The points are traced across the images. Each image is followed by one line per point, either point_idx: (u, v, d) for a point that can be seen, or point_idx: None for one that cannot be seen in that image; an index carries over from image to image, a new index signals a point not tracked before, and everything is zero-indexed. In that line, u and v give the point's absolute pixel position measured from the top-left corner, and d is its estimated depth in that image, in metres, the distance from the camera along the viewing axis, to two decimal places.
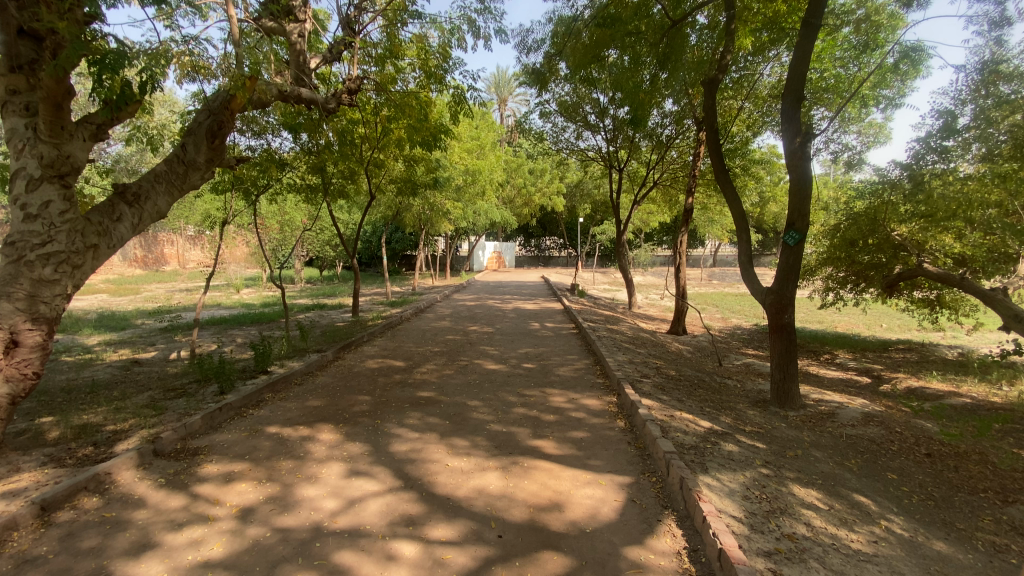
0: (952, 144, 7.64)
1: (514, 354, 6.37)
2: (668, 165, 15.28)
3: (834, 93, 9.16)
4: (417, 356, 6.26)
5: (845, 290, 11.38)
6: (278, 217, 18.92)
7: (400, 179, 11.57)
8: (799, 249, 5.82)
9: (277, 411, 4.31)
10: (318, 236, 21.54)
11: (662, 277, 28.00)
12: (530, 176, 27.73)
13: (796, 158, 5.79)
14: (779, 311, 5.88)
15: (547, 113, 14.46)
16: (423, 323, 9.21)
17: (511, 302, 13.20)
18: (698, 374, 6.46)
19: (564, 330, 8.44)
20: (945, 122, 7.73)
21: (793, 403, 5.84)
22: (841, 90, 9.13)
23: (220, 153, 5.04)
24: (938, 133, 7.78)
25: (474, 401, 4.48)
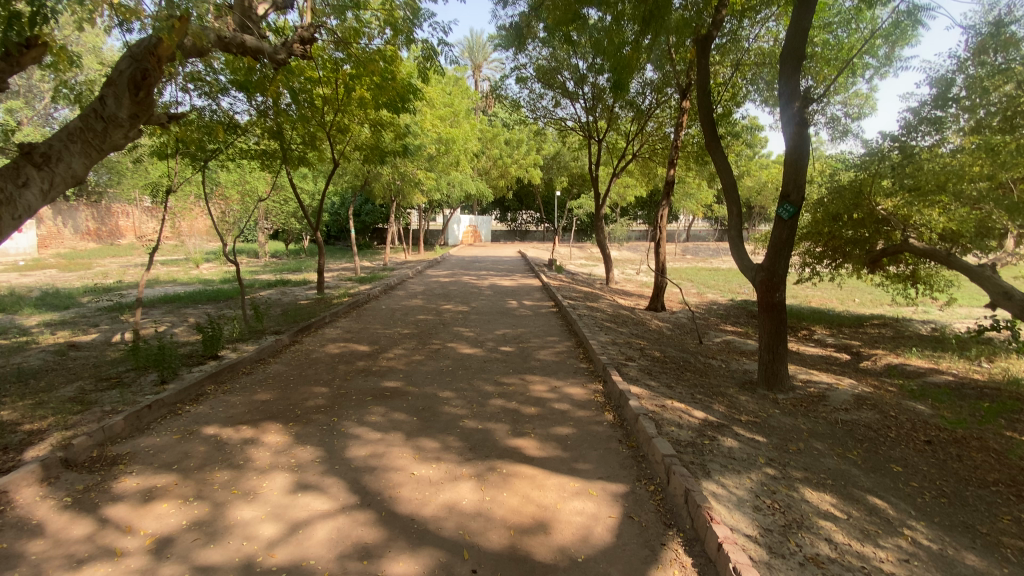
0: (946, 114, 7.51)
1: (491, 336, 5.91)
2: (648, 136, 14.82)
3: (820, 62, 8.83)
4: (384, 340, 5.73)
5: (822, 265, 11.24)
6: (239, 188, 17.79)
7: (367, 146, 10.78)
8: (793, 223, 5.46)
9: (218, 408, 3.75)
10: (283, 207, 20.46)
11: (638, 252, 27.84)
12: (506, 146, 26.90)
13: (795, 125, 5.39)
14: (770, 289, 5.54)
15: (523, 79, 13.74)
16: (393, 301, 8.65)
17: (487, 278, 12.71)
18: (684, 355, 6.10)
19: (543, 308, 8.02)
20: (940, 91, 7.47)
21: (782, 385, 5.56)
22: (828, 58, 8.79)
23: (150, 109, 4.26)
24: (932, 103, 7.56)
25: (446, 392, 4.02)
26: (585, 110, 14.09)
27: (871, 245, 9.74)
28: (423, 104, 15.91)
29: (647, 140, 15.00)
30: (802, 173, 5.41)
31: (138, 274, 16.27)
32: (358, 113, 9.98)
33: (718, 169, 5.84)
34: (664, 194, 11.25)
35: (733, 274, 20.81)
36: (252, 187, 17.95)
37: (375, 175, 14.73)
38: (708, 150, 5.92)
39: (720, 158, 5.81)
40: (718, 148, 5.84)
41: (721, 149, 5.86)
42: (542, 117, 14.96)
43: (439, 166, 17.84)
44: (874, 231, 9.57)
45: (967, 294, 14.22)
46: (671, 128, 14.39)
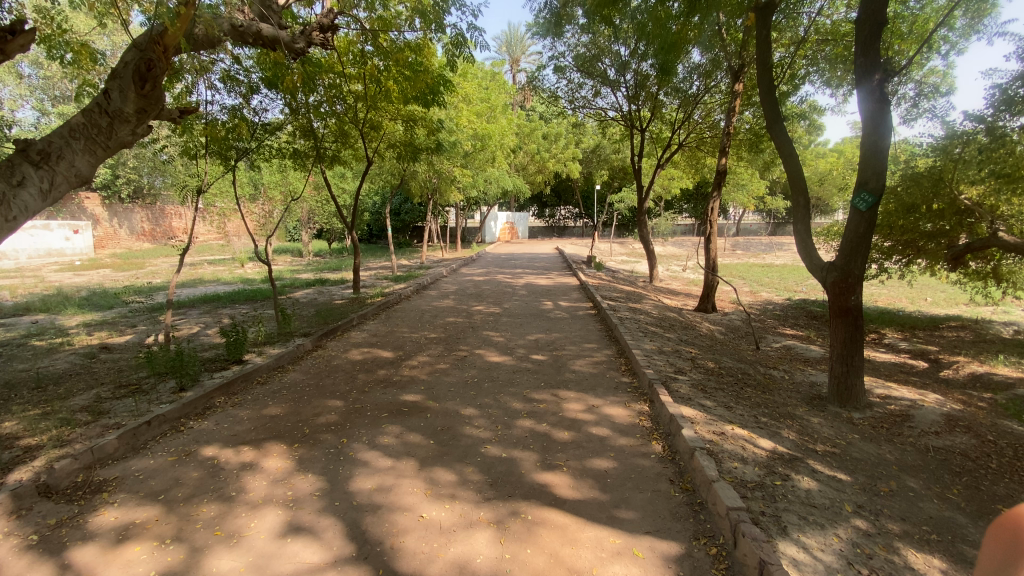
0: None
1: (524, 342, 5.45)
2: (694, 126, 13.99)
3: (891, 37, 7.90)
4: (409, 345, 5.37)
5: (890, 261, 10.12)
6: (280, 188, 18.03)
7: (400, 142, 10.52)
8: (872, 215, 4.76)
9: (223, 425, 3.46)
10: (324, 206, 20.70)
11: (683, 247, 26.72)
12: (544, 141, 26.35)
13: (875, 101, 4.69)
14: (843, 292, 4.84)
15: (561, 68, 13.18)
16: (424, 301, 8.32)
17: (523, 276, 12.25)
18: (740, 365, 5.45)
19: (581, 310, 7.50)
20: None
21: (857, 401, 4.86)
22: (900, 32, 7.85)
23: (159, 104, 4.07)
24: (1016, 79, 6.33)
25: (469, 410, 3.59)
26: (626, 99, 13.40)
27: (953, 238, 8.68)
28: (458, 99, 15.58)
29: (693, 129, 14.13)
30: (883, 156, 4.70)
31: (185, 274, 16.74)
32: (390, 109, 9.72)
33: (782, 154, 5.18)
34: (714, 184, 10.42)
35: (787, 271, 19.51)
36: (293, 186, 18.14)
37: (411, 172, 14.51)
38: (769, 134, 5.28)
39: (784, 142, 5.14)
40: (781, 131, 5.18)
41: (785, 132, 5.19)
42: (581, 109, 14.33)
43: (475, 161, 17.48)
44: (955, 223, 8.54)
45: None
46: (720, 116, 13.49)
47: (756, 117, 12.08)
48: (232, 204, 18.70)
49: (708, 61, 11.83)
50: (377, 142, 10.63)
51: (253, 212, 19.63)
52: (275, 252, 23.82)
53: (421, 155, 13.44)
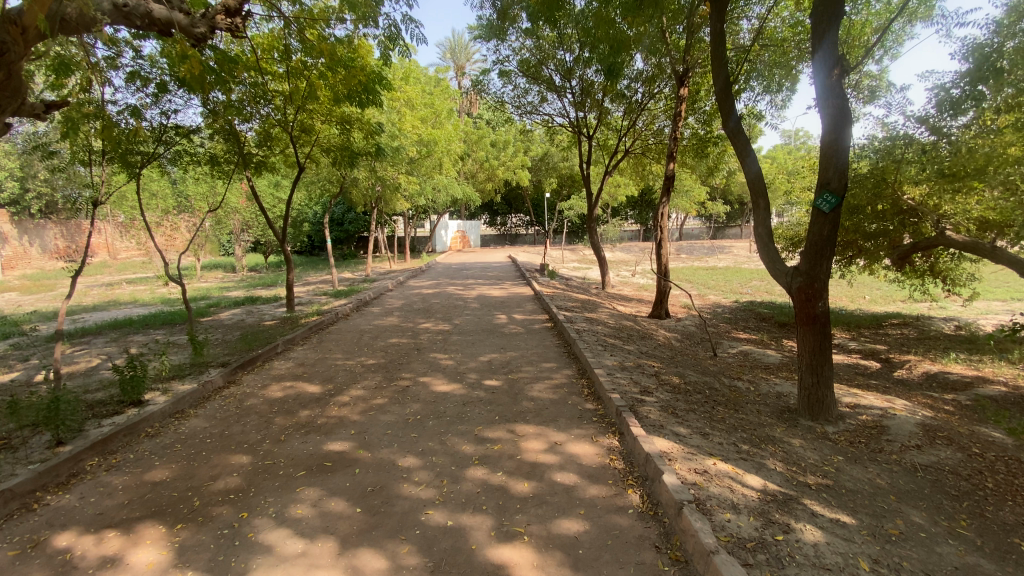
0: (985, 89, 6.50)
1: (474, 365, 4.86)
2: (640, 133, 13.97)
3: None
4: (341, 375, 4.67)
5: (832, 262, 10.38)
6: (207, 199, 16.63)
7: (336, 147, 9.71)
8: (834, 217, 4.52)
9: (90, 499, 2.64)
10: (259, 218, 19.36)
11: (632, 252, 27.00)
12: (492, 148, 25.97)
13: (834, 97, 4.49)
14: (809, 299, 4.56)
15: (507, 73, 12.80)
16: (364, 320, 7.57)
17: (474, 287, 11.68)
18: (706, 378, 5.09)
19: (536, 323, 7.01)
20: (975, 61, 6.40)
21: (827, 413, 4.60)
22: None
23: (19, 96, 3.27)
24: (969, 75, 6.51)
25: (408, 460, 2.97)
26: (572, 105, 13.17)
27: (896, 238, 8.86)
28: (400, 104, 14.87)
29: (640, 137, 14.08)
30: (844, 154, 4.50)
31: (98, 295, 15.03)
32: (323, 110, 8.95)
33: (740, 156, 4.93)
34: (665, 189, 10.25)
35: (732, 273, 19.95)
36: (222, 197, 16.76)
37: (351, 180, 13.68)
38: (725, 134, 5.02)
39: (742, 143, 4.90)
40: (739, 131, 4.92)
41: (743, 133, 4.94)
42: (527, 116, 14.00)
43: (420, 169, 16.78)
44: (898, 224, 8.72)
45: (985, 288, 13.39)
46: (666, 124, 13.52)
47: (701, 123, 12.10)
48: (153, 217, 17.07)
49: (650, 68, 11.81)
50: (310, 147, 9.81)
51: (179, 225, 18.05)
52: (206, 268, 22.05)
53: (360, 162, 12.63)
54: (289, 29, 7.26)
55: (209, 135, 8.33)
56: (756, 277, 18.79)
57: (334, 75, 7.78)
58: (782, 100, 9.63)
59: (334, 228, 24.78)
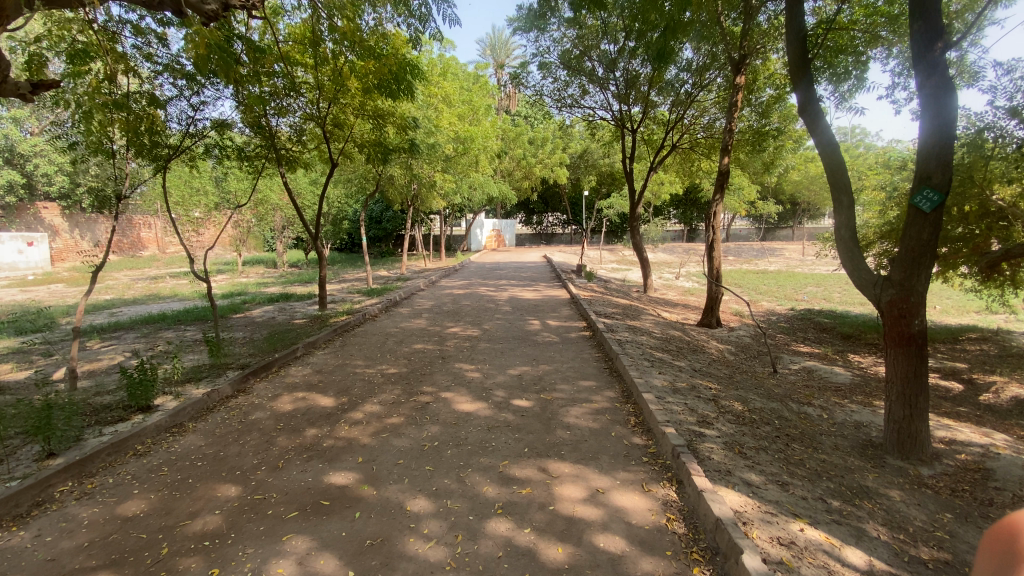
0: None
1: (503, 379, 4.34)
2: (689, 129, 13.17)
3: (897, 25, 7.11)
4: (357, 387, 4.23)
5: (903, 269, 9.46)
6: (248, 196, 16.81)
7: (368, 142, 9.38)
8: (936, 218, 3.74)
9: (47, 538, 2.32)
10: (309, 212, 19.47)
11: (674, 254, 25.91)
12: (530, 146, 25.45)
13: (937, 73, 3.67)
14: (903, 315, 3.82)
15: (546, 66, 12.25)
16: (390, 322, 7.16)
17: (508, 288, 11.18)
18: (771, 403, 4.40)
19: (572, 331, 6.45)
20: None
21: (924, 453, 3.83)
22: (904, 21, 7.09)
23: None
24: None
25: (418, 503, 2.48)
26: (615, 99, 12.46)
27: (982, 244, 7.77)
28: (437, 100, 14.55)
29: (688, 132, 13.25)
30: (950, 143, 3.70)
31: (142, 289, 15.35)
32: (356, 102, 8.59)
33: (818, 145, 4.25)
34: (717, 186, 9.42)
35: (782, 278, 18.72)
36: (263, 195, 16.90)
37: (386, 176, 13.45)
38: (802, 121, 4.35)
39: (822, 131, 4.21)
40: (818, 116, 4.23)
41: (824, 119, 4.24)
42: (567, 110, 13.35)
43: (457, 166, 16.44)
44: (985, 227, 7.63)
45: None
46: (722, 118, 12.64)
47: (758, 118, 11.26)
48: (197, 213, 17.29)
49: (702, 57, 11.06)
50: (343, 142, 9.54)
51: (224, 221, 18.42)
52: (248, 264, 22.44)
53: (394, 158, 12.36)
54: (326, 27, 6.95)
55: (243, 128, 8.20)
56: (810, 282, 17.50)
57: (366, 76, 7.46)
58: (849, 90, 8.56)
59: (371, 226, 24.84)
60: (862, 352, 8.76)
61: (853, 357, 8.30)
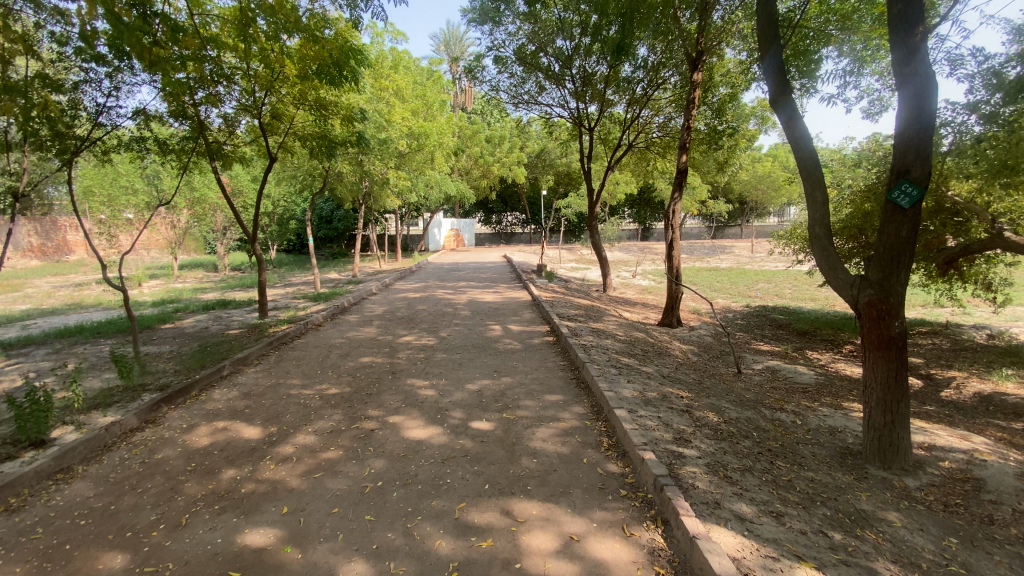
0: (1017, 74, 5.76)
1: (460, 397, 3.88)
2: (645, 129, 13.12)
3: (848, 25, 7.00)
4: (291, 413, 3.68)
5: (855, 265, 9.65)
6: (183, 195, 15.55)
7: (312, 135, 8.72)
8: (913, 214, 3.57)
9: None
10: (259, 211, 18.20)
11: (632, 253, 26.12)
12: (486, 144, 24.98)
13: (915, 62, 3.54)
14: (882, 316, 3.64)
15: (502, 60, 11.85)
16: (337, 331, 6.55)
17: (466, 291, 10.70)
18: (746, 411, 4.15)
19: (534, 336, 6.06)
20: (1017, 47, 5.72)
21: (903, 461, 3.68)
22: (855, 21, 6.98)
23: None
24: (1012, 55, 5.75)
25: (355, 568, 2.01)
26: (571, 96, 12.19)
27: (935, 241, 8.04)
28: (388, 93, 13.99)
29: (643, 131, 13.17)
30: (928, 137, 3.55)
31: (62, 298, 13.87)
32: (298, 91, 7.92)
33: (790, 139, 4.02)
34: (677, 184, 9.24)
35: (736, 275, 19.10)
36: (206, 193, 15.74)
37: (333, 173, 12.67)
38: (773, 113, 4.12)
39: (794, 122, 3.99)
40: (791, 109, 4.02)
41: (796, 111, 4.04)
42: (524, 107, 12.97)
43: (411, 164, 15.81)
44: (940, 224, 7.90)
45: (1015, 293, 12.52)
46: (679, 117, 12.51)
47: (713, 119, 11.22)
48: (130, 215, 16.16)
49: (657, 55, 10.98)
50: (283, 135, 8.82)
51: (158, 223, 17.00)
52: (187, 268, 20.86)
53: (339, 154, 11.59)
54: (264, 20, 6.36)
55: (166, 120, 7.36)
56: (762, 278, 17.91)
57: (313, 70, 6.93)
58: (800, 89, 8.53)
59: (322, 226, 23.82)
60: (819, 348, 8.81)
61: (812, 354, 8.31)
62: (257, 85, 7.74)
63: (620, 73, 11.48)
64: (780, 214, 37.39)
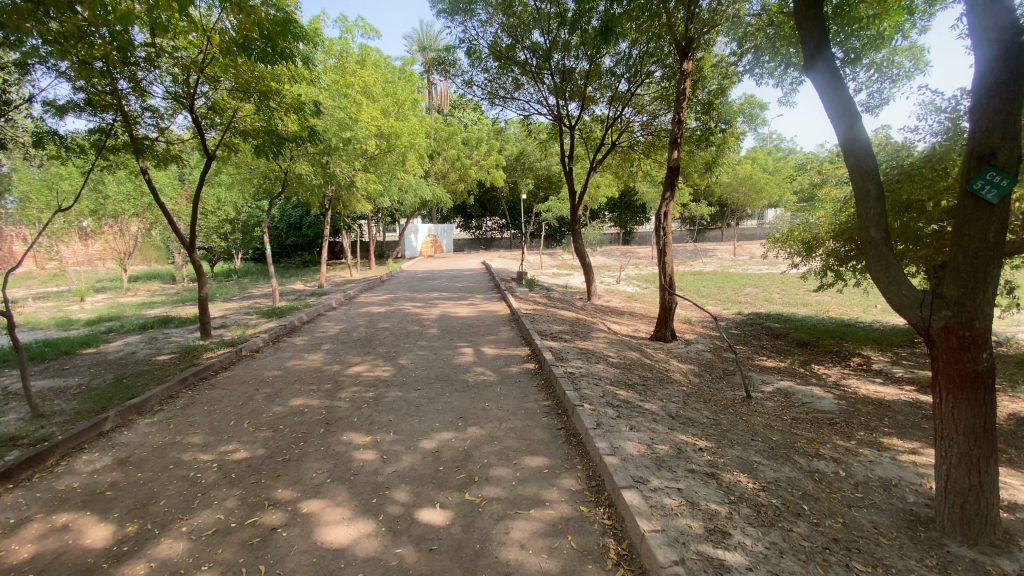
0: None
1: (409, 464, 2.86)
2: (630, 128, 12.31)
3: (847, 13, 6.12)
4: (167, 500, 2.62)
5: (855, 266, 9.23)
6: (162, 196, 14.65)
7: (257, 130, 7.57)
8: (1004, 210, 2.62)
9: None
10: (215, 218, 16.87)
11: (614, 257, 25.39)
12: (463, 146, 23.98)
13: (999, 12, 2.60)
14: (965, 346, 2.72)
15: (475, 54, 10.87)
16: (275, 360, 5.45)
17: (437, 303, 9.66)
18: (783, 467, 3.23)
19: (510, 361, 5.09)
20: None
21: (993, 534, 2.78)
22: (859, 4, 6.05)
23: None
24: None
25: None
26: (550, 92, 11.25)
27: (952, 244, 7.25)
28: (354, 91, 12.94)
29: (625, 131, 12.34)
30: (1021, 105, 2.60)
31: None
32: (238, 78, 6.84)
33: (833, 114, 3.18)
34: (668, 183, 8.35)
35: (722, 279, 18.43)
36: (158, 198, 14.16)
37: (292, 175, 11.54)
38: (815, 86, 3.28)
39: (840, 98, 3.15)
40: (833, 75, 3.19)
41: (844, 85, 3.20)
42: (499, 105, 11.98)
43: (382, 167, 14.73)
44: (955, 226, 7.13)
45: None
46: (665, 114, 11.67)
47: (701, 118, 10.39)
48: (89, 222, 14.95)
49: (640, 52, 10.20)
50: (222, 131, 7.73)
51: (128, 230, 15.78)
52: (140, 279, 19.35)
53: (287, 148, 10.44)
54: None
55: (80, 111, 6.33)
56: (748, 283, 17.25)
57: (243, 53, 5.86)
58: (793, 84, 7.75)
59: (291, 233, 22.63)
60: (826, 362, 7.99)
61: (820, 370, 7.48)
62: (195, 74, 6.76)
63: (601, 67, 10.68)
64: (760, 216, 37.18)
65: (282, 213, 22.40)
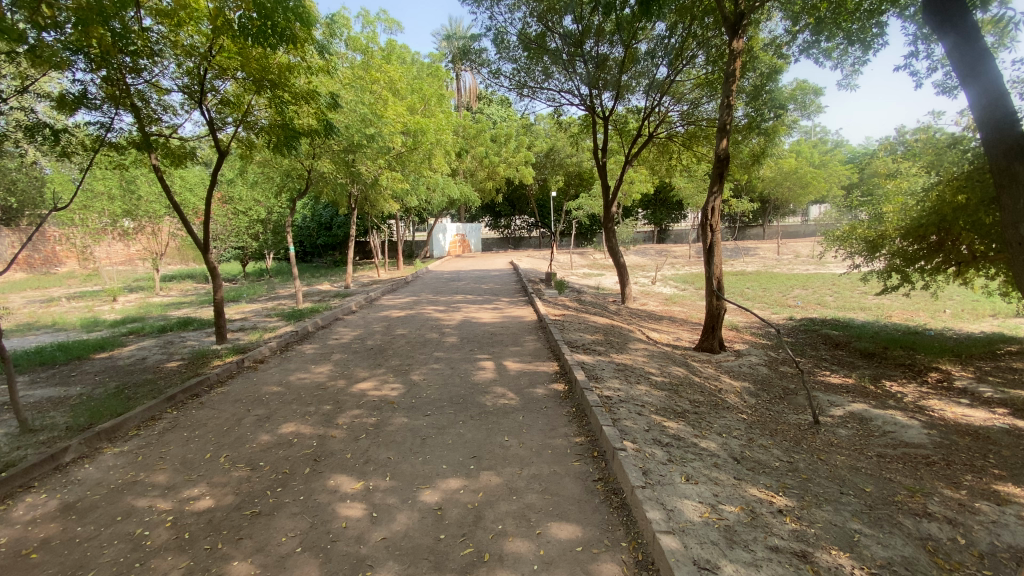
0: None
1: (403, 529, 2.23)
2: (669, 119, 11.43)
3: None
4: (96, 572, 2.08)
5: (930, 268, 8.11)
6: (190, 196, 14.53)
7: (271, 125, 7.10)
8: None
9: None
10: (245, 217, 16.80)
11: (649, 257, 24.33)
12: (493, 143, 23.42)
13: None
14: None
15: (502, 44, 10.23)
16: (277, 372, 4.94)
17: (461, 308, 9.05)
18: (892, 539, 2.46)
19: (535, 381, 4.40)
20: None
21: None
22: None
23: None
24: None
25: None
26: (583, 82, 10.45)
27: None
28: (380, 87, 12.52)
29: (663, 123, 11.47)
30: None
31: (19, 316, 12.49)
32: (252, 69, 6.40)
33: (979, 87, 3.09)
34: (716, 176, 7.51)
35: (767, 280, 17.20)
36: (197, 200, 14.27)
37: (315, 172, 11.16)
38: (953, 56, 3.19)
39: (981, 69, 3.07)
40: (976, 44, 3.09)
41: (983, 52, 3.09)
42: (529, 97, 11.29)
43: (409, 165, 14.26)
44: None
45: None
46: (707, 103, 10.76)
47: (749, 106, 9.45)
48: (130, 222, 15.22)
49: (681, 36, 9.37)
50: (238, 127, 7.35)
51: (161, 230, 15.81)
52: (174, 279, 19.53)
53: (306, 143, 10.02)
54: None
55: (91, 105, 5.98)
56: (796, 284, 16.00)
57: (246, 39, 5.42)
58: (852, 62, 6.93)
59: (321, 233, 22.56)
60: (900, 377, 6.99)
61: (893, 388, 6.49)
62: (209, 66, 6.39)
63: (637, 52, 9.90)
64: (804, 213, 35.20)
65: (312, 212, 22.36)
